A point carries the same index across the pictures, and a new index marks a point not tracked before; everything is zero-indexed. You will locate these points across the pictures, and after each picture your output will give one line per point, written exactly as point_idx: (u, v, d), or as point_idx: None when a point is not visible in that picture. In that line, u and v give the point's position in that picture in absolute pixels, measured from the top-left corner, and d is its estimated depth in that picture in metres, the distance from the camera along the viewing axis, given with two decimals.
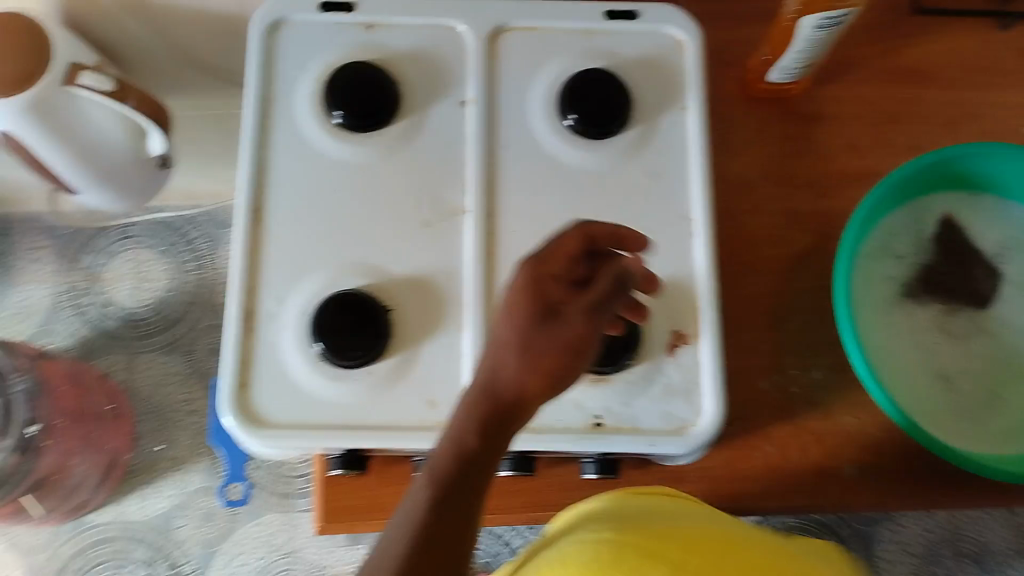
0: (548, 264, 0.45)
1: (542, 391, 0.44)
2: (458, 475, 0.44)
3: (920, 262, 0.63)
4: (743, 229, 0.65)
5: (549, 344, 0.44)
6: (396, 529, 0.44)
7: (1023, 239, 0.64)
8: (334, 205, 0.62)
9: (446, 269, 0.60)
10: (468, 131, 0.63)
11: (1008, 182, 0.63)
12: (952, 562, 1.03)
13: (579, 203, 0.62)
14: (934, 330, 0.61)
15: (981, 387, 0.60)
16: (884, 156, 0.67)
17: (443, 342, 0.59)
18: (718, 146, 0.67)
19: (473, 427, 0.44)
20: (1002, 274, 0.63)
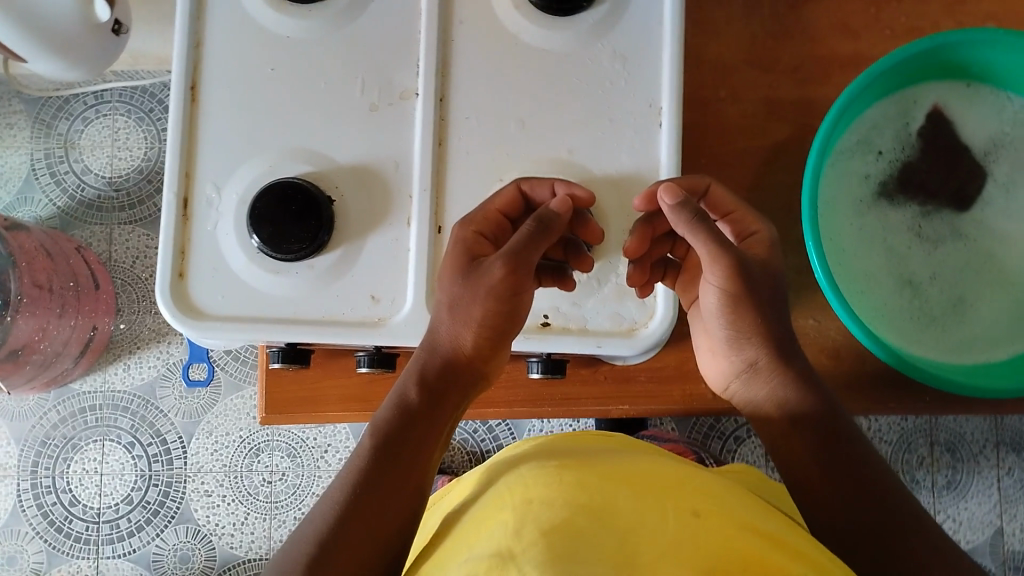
0: (477, 223, 0.54)
1: (482, 345, 0.52)
2: (400, 425, 0.51)
3: (901, 159, 0.59)
4: (715, 119, 0.61)
5: (473, 295, 0.51)
6: (345, 477, 0.51)
7: (1017, 135, 0.59)
8: (276, 85, 0.57)
9: (392, 159, 0.57)
10: (421, 3, 0.58)
11: (1008, 73, 0.58)
12: (926, 450, 1.04)
13: (539, 89, 0.58)
14: (906, 233, 0.58)
15: (950, 291, 0.58)
16: (880, 38, 0.61)
17: (387, 236, 0.57)
18: (697, 24, 0.61)
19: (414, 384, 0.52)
20: (989, 173, 0.59)
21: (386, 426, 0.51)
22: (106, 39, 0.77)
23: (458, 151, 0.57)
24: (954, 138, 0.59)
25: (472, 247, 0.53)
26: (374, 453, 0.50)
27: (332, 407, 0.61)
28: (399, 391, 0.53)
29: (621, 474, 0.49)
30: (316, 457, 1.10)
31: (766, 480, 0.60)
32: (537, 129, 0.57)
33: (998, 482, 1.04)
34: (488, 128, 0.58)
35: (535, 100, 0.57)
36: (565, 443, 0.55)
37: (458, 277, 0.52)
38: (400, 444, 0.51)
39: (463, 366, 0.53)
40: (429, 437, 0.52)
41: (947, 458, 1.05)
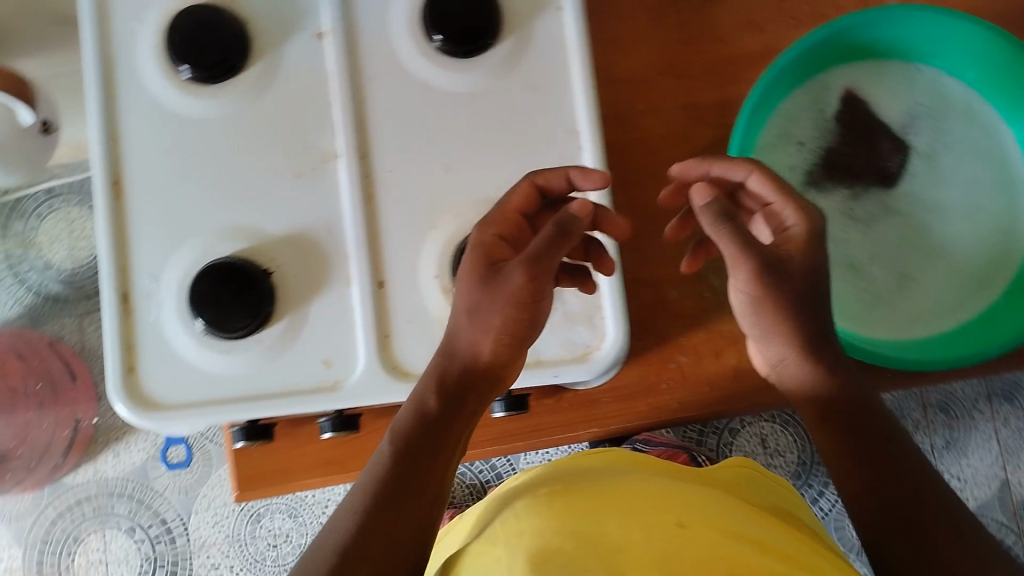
0: (495, 225, 0.53)
1: (500, 350, 0.52)
2: (420, 432, 0.50)
3: (822, 146, 0.59)
4: (638, 130, 0.62)
5: (492, 303, 0.50)
6: (362, 488, 0.50)
7: (931, 106, 0.60)
8: (199, 166, 0.58)
9: (325, 223, 0.57)
10: (329, 65, 0.58)
11: (913, 47, 0.59)
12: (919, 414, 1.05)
13: (459, 131, 0.58)
14: (839, 218, 0.58)
15: (891, 270, 0.58)
16: (785, 28, 0.63)
17: (331, 299, 0.57)
18: (605, 43, 0.62)
19: (432, 390, 0.51)
20: (910, 146, 0.60)
21: (405, 434, 0.50)
22: (37, 141, 0.77)
23: (388, 203, 0.58)
24: (872, 117, 0.59)
25: (493, 250, 0.52)
26: (394, 461, 0.50)
27: (302, 476, 0.60)
28: (418, 398, 0.52)
29: (615, 492, 0.51)
30: (318, 514, 1.09)
31: (760, 472, 0.63)
32: (463, 172, 0.58)
33: (997, 435, 1.05)
34: (415, 176, 0.58)
35: (456, 143, 0.58)
36: (566, 469, 0.57)
37: (476, 282, 0.51)
38: (420, 452, 0.50)
39: (481, 373, 0.52)
40: (448, 451, 0.51)
41: (942, 418, 1.06)
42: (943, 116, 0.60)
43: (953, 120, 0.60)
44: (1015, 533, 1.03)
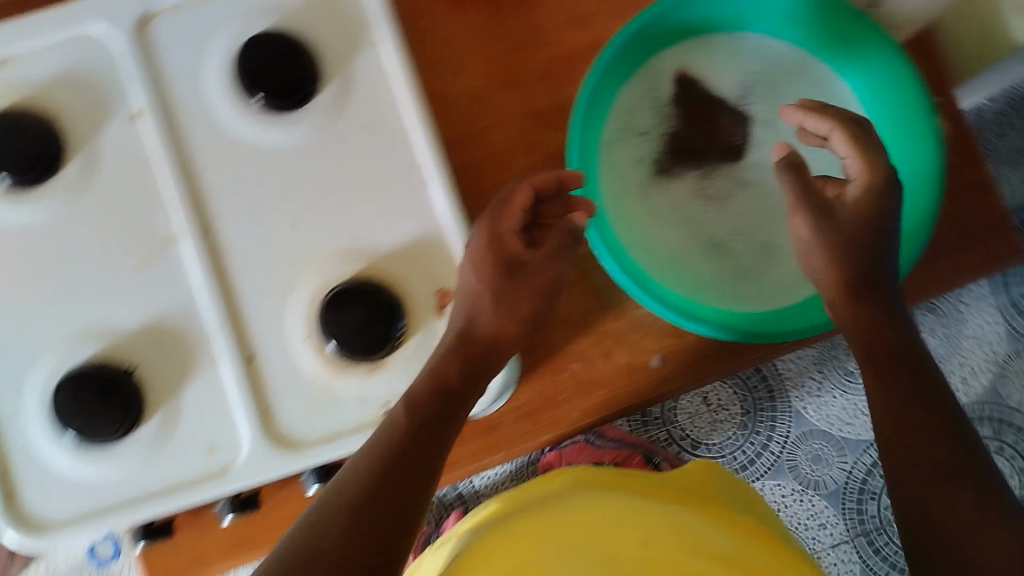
0: (504, 222, 0.58)
1: (522, 329, 0.59)
2: (434, 403, 0.52)
3: (665, 133, 0.61)
4: (486, 147, 0.61)
5: (517, 294, 0.60)
6: (370, 449, 0.50)
7: (764, 71, 0.61)
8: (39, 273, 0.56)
9: (181, 307, 0.56)
10: (150, 143, 0.57)
11: (733, 17, 0.60)
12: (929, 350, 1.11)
13: (299, 186, 0.57)
14: (695, 200, 0.60)
15: (754, 242, 0.60)
16: (608, 19, 0.63)
17: (202, 384, 0.55)
18: (434, 66, 0.62)
19: (444, 366, 0.54)
20: (751, 116, 0.61)
21: (423, 403, 0.52)
22: None
23: (240, 274, 0.56)
24: (708, 94, 0.61)
25: (506, 243, 0.59)
26: (409, 426, 0.51)
27: (214, 561, 0.59)
28: (435, 371, 0.53)
29: None
30: None
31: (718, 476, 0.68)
32: (311, 227, 0.57)
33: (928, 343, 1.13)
34: (264, 241, 0.57)
35: (299, 197, 0.57)
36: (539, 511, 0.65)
37: (501, 271, 0.59)
38: (430, 422, 0.52)
39: (480, 356, 0.56)
40: (438, 449, 0.52)
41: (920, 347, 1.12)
42: (787, 79, 0.61)
43: (795, 82, 0.61)
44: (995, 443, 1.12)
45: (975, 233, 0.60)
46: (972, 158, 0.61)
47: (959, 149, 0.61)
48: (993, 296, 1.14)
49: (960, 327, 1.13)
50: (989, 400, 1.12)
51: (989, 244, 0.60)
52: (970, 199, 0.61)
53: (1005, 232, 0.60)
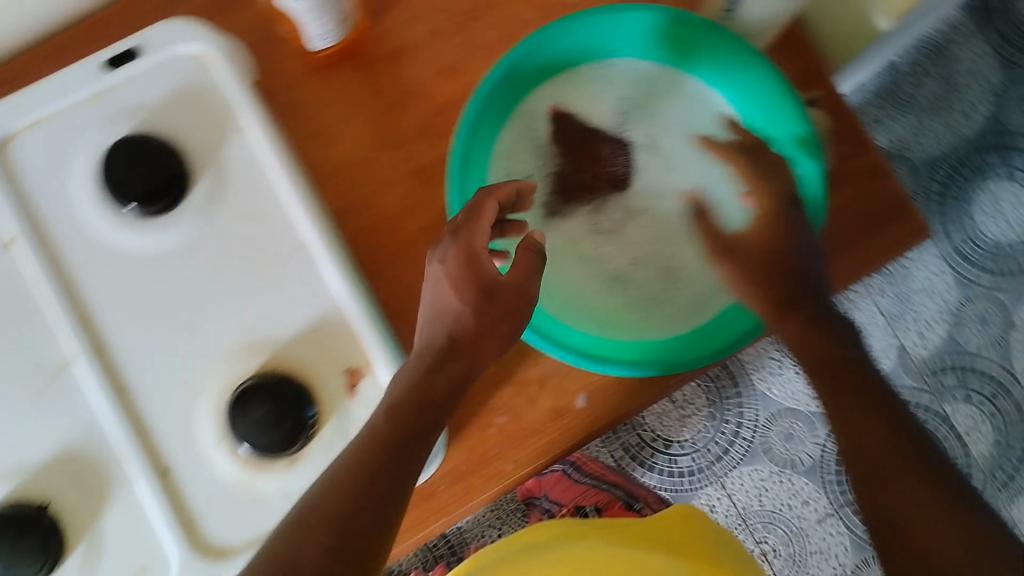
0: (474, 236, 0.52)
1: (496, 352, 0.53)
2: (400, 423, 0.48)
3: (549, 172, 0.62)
4: (375, 213, 0.61)
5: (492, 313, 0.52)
6: (326, 478, 0.46)
7: (636, 95, 0.63)
8: None
9: (86, 432, 0.54)
10: (29, 269, 0.56)
11: (593, 47, 0.61)
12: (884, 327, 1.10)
13: (189, 286, 0.56)
14: (589, 235, 0.61)
15: (654, 268, 0.61)
16: (476, 65, 0.63)
17: (120, 507, 0.53)
18: (311, 140, 0.61)
19: (415, 385, 0.50)
20: (630, 141, 0.62)
21: (385, 423, 0.48)
22: None
23: (141, 387, 0.55)
24: (584, 126, 0.62)
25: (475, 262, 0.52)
26: (367, 447, 0.47)
27: None
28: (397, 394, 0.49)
29: None
30: None
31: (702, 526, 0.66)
32: (207, 327, 0.56)
33: (878, 306, 1.11)
34: (161, 349, 0.55)
35: (191, 298, 0.56)
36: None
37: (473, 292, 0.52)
38: (396, 441, 0.48)
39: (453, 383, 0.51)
40: (405, 473, 0.47)
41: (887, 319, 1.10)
42: (657, 99, 0.62)
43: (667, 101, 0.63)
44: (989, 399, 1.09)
45: (876, 221, 0.60)
46: (861, 144, 0.61)
47: (848, 136, 0.61)
48: (937, 248, 1.11)
49: (907, 285, 1.11)
50: (949, 351, 1.09)
51: (890, 231, 0.60)
52: (866, 187, 0.61)
53: (905, 214, 0.60)
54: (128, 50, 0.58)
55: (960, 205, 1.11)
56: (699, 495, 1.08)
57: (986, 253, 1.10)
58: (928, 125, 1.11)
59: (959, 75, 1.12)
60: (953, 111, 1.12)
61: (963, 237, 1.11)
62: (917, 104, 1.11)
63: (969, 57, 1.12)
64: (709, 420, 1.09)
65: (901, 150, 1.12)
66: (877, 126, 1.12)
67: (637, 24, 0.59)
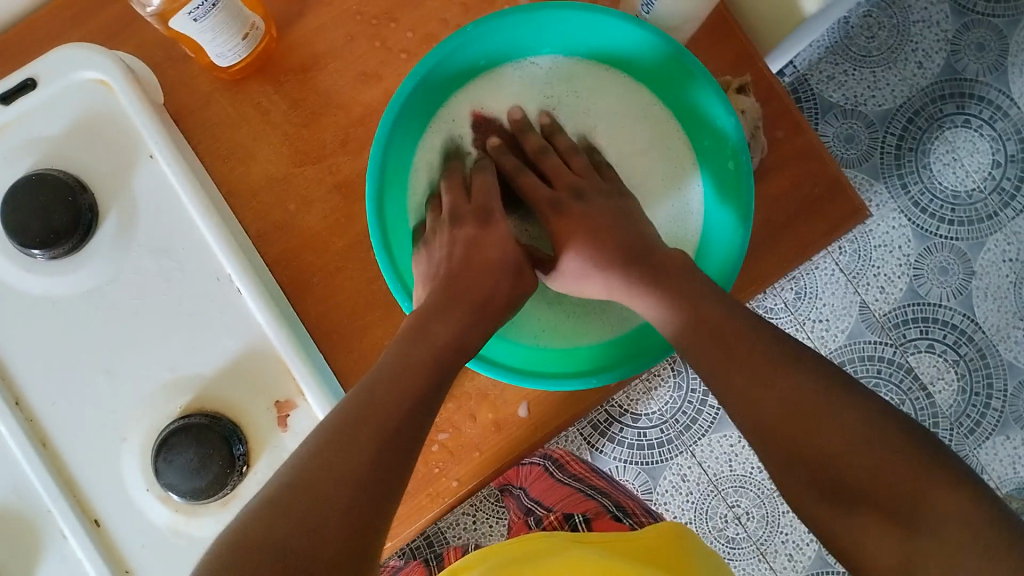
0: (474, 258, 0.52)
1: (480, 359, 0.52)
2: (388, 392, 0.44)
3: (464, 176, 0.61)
4: (298, 234, 0.58)
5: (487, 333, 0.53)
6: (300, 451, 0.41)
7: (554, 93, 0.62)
8: None
9: (13, 488, 0.52)
10: None
11: (510, 50, 0.60)
12: (840, 300, 1.01)
13: (104, 328, 0.53)
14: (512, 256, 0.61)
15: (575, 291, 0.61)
16: (396, 69, 0.59)
17: (56, 562, 0.52)
18: (226, 160, 0.58)
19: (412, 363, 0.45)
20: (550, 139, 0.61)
21: (371, 392, 0.43)
22: None
23: (67, 438, 0.53)
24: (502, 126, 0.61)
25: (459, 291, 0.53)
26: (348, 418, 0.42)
27: None
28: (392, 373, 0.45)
29: None
30: None
31: (696, 544, 0.62)
32: (128, 369, 0.53)
33: (836, 264, 1.01)
34: (84, 395, 0.53)
35: (109, 340, 0.53)
36: None
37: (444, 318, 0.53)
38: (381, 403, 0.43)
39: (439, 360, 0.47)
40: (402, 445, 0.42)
41: (849, 285, 1.01)
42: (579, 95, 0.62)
43: (590, 94, 0.62)
44: (964, 359, 0.99)
45: (811, 206, 0.59)
46: (796, 127, 0.59)
47: (781, 121, 0.59)
48: (893, 200, 1.00)
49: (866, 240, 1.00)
50: (910, 304, 1.00)
51: (828, 212, 0.58)
52: (801, 171, 0.59)
53: (842, 193, 0.59)
54: (22, 80, 0.54)
55: (917, 155, 1.00)
56: (669, 467, 1.03)
57: (945, 203, 1.00)
58: (881, 78, 1.00)
59: (914, 25, 1.00)
60: (907, 61, 1.00)
61: (920, 187, 1.00)
62: (869, 58, 1.00)
63: (923, 5, 1.00)
64: (676, 392, 1.03)
65: (853, 107, 1.00)
66: (828, 84, 1.01)
67: (553, 19, 0.56)
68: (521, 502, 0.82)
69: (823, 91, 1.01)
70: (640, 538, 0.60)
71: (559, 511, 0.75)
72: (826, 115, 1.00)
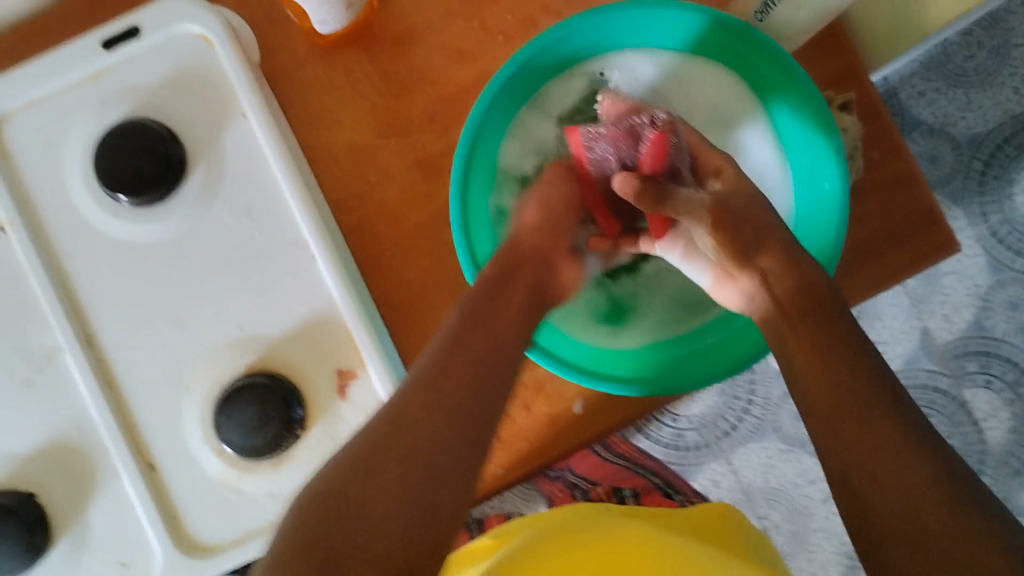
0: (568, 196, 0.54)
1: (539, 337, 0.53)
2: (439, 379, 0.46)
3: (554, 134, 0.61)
4: (374, 206, 0.58)
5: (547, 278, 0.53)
6: (358, 435, 0.44)
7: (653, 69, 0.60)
8: None
9: (75, 424, 0.53)
10: (19, 255, 0.54)
11: (610, 43, 0.59)
12: (904, 326, 0.98)
13: (180, 279, 0.54)
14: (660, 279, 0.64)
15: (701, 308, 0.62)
16: (492, 49, 0.58)
17: (109, 500, 0.53)
18: (312, 124, 0.58)
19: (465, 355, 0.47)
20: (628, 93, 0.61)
21: (419, 382, 0.46)
22: None
23: (131, 382, 0.54)
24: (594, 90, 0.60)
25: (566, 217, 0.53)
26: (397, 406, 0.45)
27: None
28: (445, 363, 0.47)
29: (613, 554, 0.52)
30: None
31: (745, 526, 0.61)
32: (197, 321, 0.54)
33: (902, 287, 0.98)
34: (152, 343, 0.54)
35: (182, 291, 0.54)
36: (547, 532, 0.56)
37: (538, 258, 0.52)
38: (436, 394, 0.45)
39: (492, 359, 0.48)
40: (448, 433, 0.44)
41: (915, 310, 0.98)
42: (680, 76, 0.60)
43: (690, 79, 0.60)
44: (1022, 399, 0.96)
45: (900, 237, 0.56)
46: (896, 151, 0.57)
47: (880, 144, 0.57)
48: (970, 228, 0.96)
49: (937, 266, 0.97)
50: (974, 337, 0.97)
51: (915, 244, 0.56)
52: (894, 198, 0.57)
53: (932, 226, 0.56)
54: (128, 25, 0.54)
55: (1002, 183, 0.96)
56: (703, 469, 1.02)
57: None
58: (973, 100, 0.96)
59: (1017, 48, 0.95)
60: (1003, 85, 0.96)
61: (1000, 218, 0.96)
62: (964, 78, 0.96)
63: None
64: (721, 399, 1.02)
65: (941, 127, 0.97)
66: (918, 101, 0.97)
67: (660, 19, 0.56)
68: (564, 478, 0.82)
69: (911, 107, 0.97)
70: (700, 522, 0.59)
71: (606, 483, 0.82)
72: (911, 133, 0.97)
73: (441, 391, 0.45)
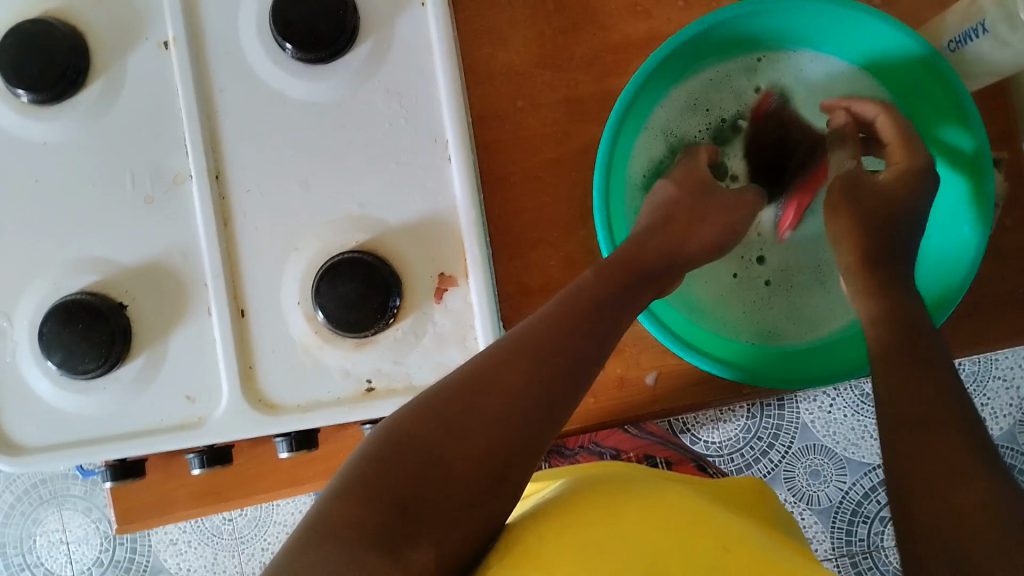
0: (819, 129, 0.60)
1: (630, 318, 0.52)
2: (531, 341, 0.47)
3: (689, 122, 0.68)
4: (513, 130, 0.59)
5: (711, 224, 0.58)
6: (442, 387, 0.46)
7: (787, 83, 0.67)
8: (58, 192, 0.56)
9: (181, 248, 0.55)
10: (174, 76, 0.55)
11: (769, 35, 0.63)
12: None
13: (316, 142, 0.55)
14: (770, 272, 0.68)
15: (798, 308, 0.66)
16: (668, 14, 0.59)
17: (191, 329, 0.55)
18: (476, 38, 0.59)
19: (557, 324, 0.48)
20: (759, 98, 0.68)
21: (507, 343, 0.47)
22: None
23: (244, 226, 0.55)
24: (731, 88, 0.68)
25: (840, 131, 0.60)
26: (483, 363, 0.46)
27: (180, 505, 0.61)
28: (537, 329, 0.48)
29: (660, 503, 0.50)
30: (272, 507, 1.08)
31: (778, 504, 0.61)
32: (320, 187, 0.55)
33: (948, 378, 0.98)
34: (273, 195, 0.55)
35: (316, 156, 0.55)
36: (599, 479, 0.56)
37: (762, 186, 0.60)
38: (524, 354, 0.47)
39: (582, 330, 0.49)
40: (527, 398, 0.45)
41: None
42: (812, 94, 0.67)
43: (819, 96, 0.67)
44: None
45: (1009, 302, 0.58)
46: None
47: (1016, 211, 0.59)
48: None
49: (988, 366, 0.96)
50: (1004, 445, 0.96)
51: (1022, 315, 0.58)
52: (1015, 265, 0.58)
53: None
54: None
55: None
56: None
57: None
58: None
59: None
60: None
61: None
62: None
63: None
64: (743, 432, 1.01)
65: None
66: None
67: (845, 16, 0.58)
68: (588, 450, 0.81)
69: None
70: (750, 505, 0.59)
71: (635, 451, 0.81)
72: None
73: (541, 349, 0.47)
